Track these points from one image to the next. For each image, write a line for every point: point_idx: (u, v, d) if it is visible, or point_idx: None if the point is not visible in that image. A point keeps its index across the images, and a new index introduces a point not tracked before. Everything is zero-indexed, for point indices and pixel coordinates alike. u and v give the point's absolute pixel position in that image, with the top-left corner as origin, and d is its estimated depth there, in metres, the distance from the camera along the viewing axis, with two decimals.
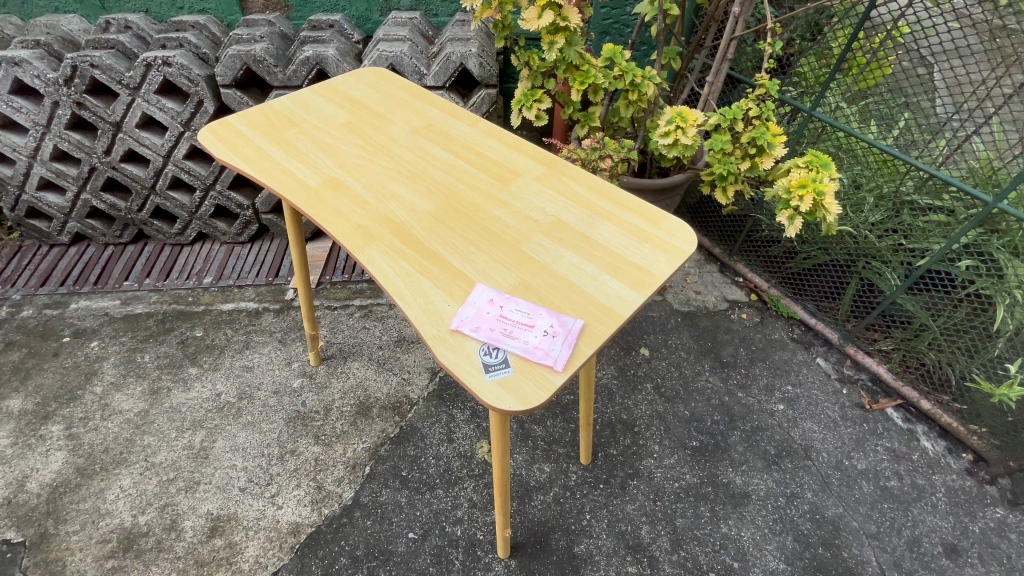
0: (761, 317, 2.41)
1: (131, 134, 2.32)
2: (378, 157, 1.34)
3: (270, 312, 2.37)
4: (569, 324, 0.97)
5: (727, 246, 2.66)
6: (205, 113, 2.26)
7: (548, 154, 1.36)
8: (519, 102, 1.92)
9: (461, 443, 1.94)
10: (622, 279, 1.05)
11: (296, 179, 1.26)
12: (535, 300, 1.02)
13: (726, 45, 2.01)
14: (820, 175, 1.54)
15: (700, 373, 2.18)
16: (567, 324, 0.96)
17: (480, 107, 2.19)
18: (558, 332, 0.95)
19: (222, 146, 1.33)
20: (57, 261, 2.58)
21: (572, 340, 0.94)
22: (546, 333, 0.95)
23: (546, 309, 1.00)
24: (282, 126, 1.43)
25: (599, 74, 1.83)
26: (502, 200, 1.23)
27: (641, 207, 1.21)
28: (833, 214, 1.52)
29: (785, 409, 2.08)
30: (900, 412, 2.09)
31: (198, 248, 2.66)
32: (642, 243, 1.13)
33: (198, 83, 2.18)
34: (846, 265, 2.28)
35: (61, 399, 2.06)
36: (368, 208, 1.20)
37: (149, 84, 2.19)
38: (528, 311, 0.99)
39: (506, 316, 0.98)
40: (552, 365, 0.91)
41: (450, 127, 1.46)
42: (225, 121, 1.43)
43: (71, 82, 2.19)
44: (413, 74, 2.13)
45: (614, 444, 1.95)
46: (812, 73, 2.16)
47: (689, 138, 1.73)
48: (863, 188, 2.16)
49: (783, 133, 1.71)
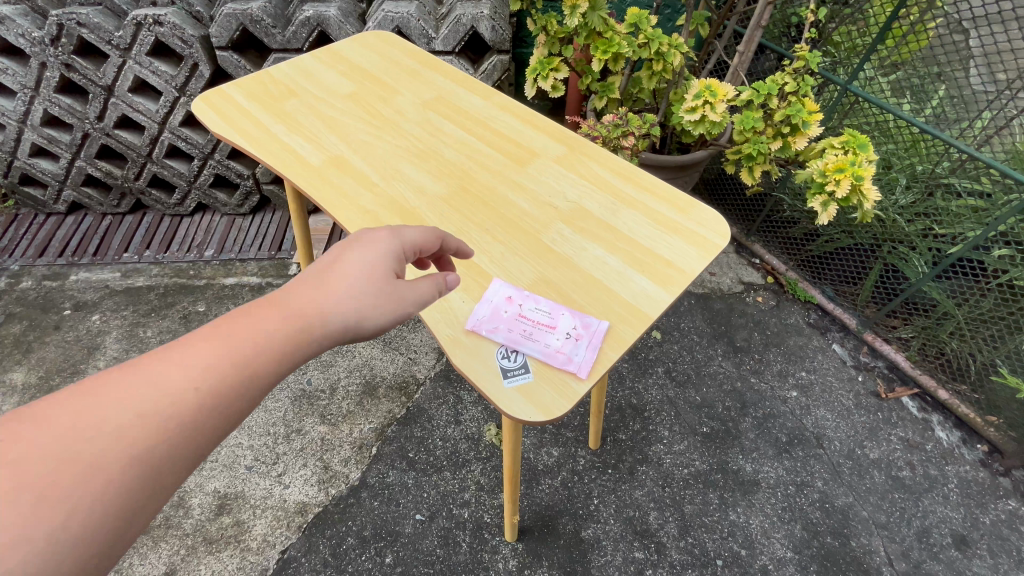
0: (776, 300, 2.34)
1: (124, 99, 2.21)
2: (386, 133, 1.25)
3: (273, 287, 2.32)
4: (595, 326, 0.90)
5: (745, 225, 2.57)
6: (200, 77, 2.15)
7: (568, 132, 1.26)
8: (534, 70, 1.77)
9: (468, 426, 1.92)
10: (649, 275, 0.98)
11: (297, 157, 1.17)
12: (558, 300, 0.95)
13: (760, 13, 1.79)
14: (858, 157, 1.34)
15: (713, 358, 2.14)
16: (591, 325, 0.90)
17: (491, 75, 2.08)
18: (586, 338, 0.88)
19: (217, 117, 1.25)
20: (54, 230, 2.52)
21: (597, 344, 0.88)
22: (568, 335, 0.88)
23: (569, 309, 0.93)
24: (282, 97, 1.33)
25: (623, 42, 1.66)
26: (519, 184, 1.14)
27: (670, 193, 1.13)
28: (871, 202, 1.32)
29: (798, 396, 2.04)
30: (916, 401, 2.05)
31: (198, 219, 2.58)
32: (670, 234, 1.05)
33: (192, 45, 2.05)
34: (871, 250, 2.19)
35: (65, 373, 2.04)
36: (376, 189, 1.12)
37: (139, 45, 2.05)
38: (546, 308, 0.93)
39: (524, 318, 0.91)
40: (575, 372, 0.84)
41: (461, 100, 1.36)
42: (221, 89, 1.34)
43: (58, 42, 2.05)
44: (421, 38, 2.00)
45: (623, 429, 1.93)
46: (848, 42, 2.01)
47: (717, 115, 1.55)
48: (895, 168, 2.04)
49: (821, 111, 1.51)
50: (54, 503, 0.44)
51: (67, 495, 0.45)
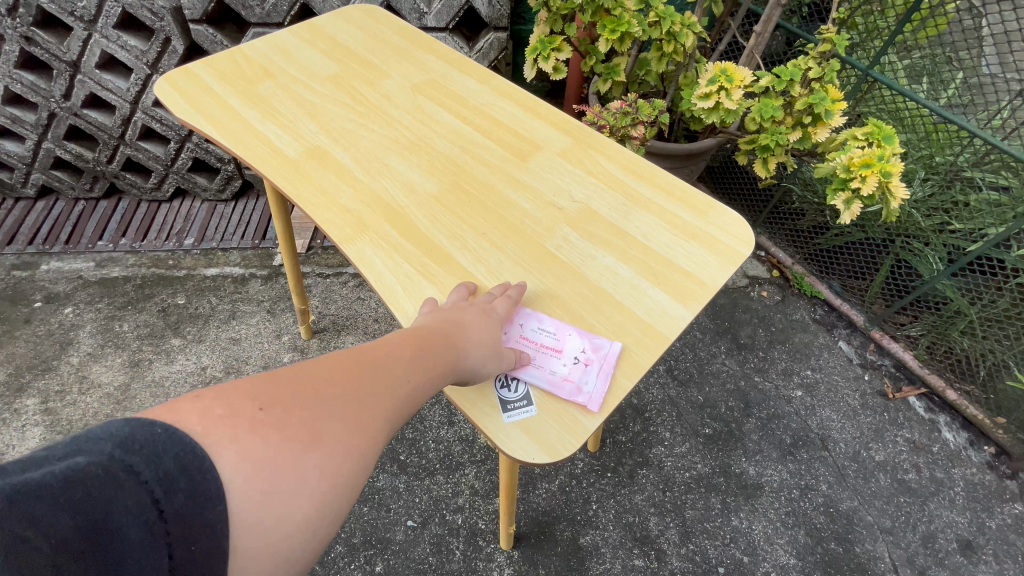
0: (782, 295, 2.26)
1: (92, 76, 2.05)
2: (372, 122, 1.13)
3: (257, 279, 2.21)
4: (606, 350, 0.81)
5: (751, 216, 2.48)
6: (174, 53, 1.99)
7: (573, 121, 1.15)
8: (534, 50, 1.64)
9: (462, 427, 1.84)
10: (664, 288, 0.89)
11: (272, 148, 1.05)
12: (563, 318, 0.85)
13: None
14: (886, 151, 1.23)
15: (716, 356, 2.06)
16: (602, 349, 0.81)
17: (488, 54, 1.94)
18: (598, 362, 0.79)
19: (183, 101, 1.12)
20: (24, 216, 2.38)
21: (609, 371, 0.79)
22: (577, 361, 0.79)
23: (576, 328, 0.83)
24: (256, 78, 1.20)
25: (632, 21, 1.53)
26: (520, 180, 1.04)
27: (687, 193, 1.02)
28: (899, 200, 1.23)
29: (803, 396, 1.98)
30: (923, 401, 1.99)
31: (178, 205, 2.45)
32: (687, 240, 0.95)
33: (163, 18, 1.90)
34: (882, 244, 2.11)
35: (36, 370, 1.93)
36: (361, 186, 1.00)
37: (106, 16, 1.90)
38: (550, 328, 0.83)
39: (527, 340, 0.82)
40: (585, 405, 0.76)
41: (455, 83, 1.24)
42: (188, 69, 1.20)
43: (16, 12, 1.89)
44: (412, 13, 1.85)
45: (623, 430, 1.86)
46: (866, 22, 1.89)
47: (733, 102, 1.44)
48: (910, 158, 1.94)
49: (845, 99, 1.40)
50: (329, 475, 0.54)
51: (341, 469, 0.55)
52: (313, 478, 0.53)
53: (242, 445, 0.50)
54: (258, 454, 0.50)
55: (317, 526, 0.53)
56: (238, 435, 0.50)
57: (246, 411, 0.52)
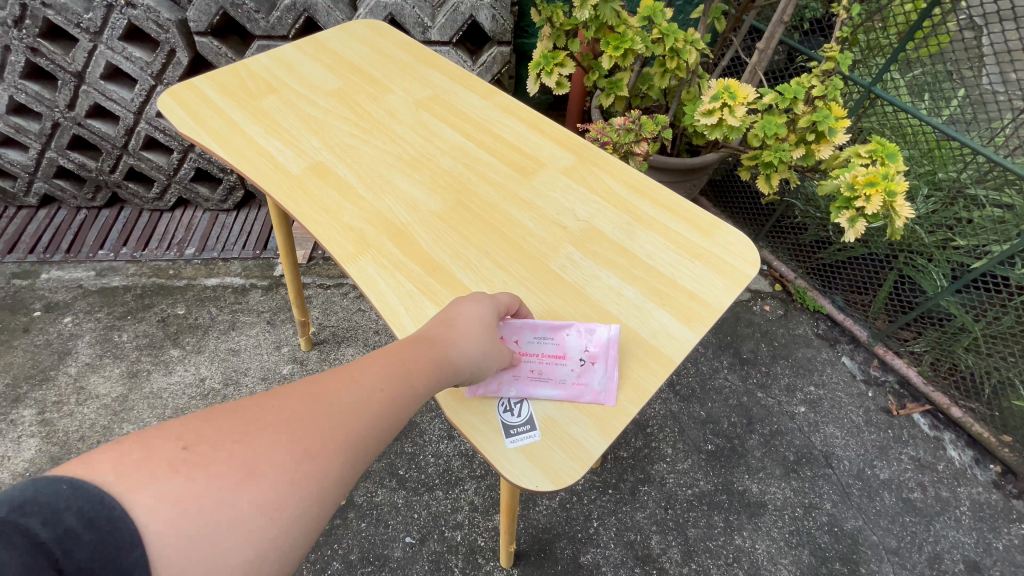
0: (785, 309, 2.25)
1: (96, 87, 2.06)
2: (375, 138, 1.13)
3: (257, 289, 2.20)
4: (605, 338, 0.82)
5: (753, 229, 2.48)
6: (178, 65, 2.00)
7: (577, 139, 1.14)
8: (537, 65, 1.64)
9: (462, 441, 1.82)
10: (669, 310, 0.88)
11: (274, 164, 1.05)
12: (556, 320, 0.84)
13: (783, 7, 1.64)
14: (891, 170, 1.23)
15: (718, 371, 2.05)
16: (603, 339, 0.82)
17: (491, 68, 1.95)
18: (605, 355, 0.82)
19: (185, 116, 1.12)
20: (25, 224, 2.38)
21: (616, 361, 0.81)
22: (583, 360, 0.80)
23: (572, 327, 0.83)
24: (259, 92, 1.20)
25: (635, 38, 1.53)
26: (523, 198, 1.03)
27: (691, 213, 1.02)
28: (904, 219, 1.22)
29: (806, 412, 1.96)
30: (927, 418, 1.97)
31: (179, 215, 2.45)
32: (692, 260, 0.94)
33: (169, 30, 1.91)
34: (885, 260, 2.10)
35: (33, 380, 1.91)
36: (363, 203, 1.00)
37: (112, 28, 1.91)
38: (547, 335, 0.82)
39: (527, 354, 0.81)
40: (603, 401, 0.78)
41: (459, 99, 1.24)
42: (191, 83, 1.21)
43: (22, 23, 1.90)
44: (416, 27, 1.86)
45: (625, 446, 1.84)
46: (869, 38, 1.90)
47: (737, 119, 1.44)
48: (913, 173, 1.94)
49: (849, 117, 1.39)
50: (269, 509, 0.51)
51: (282, 502, 0.52)
52: (249, 514, 0.50)
53: (170, 485, 0.47)
54: (179, 494, 0.48)
55: (263, 564, 0.51)
56: (153, 480, 0.47)
57: (165, 452, 0.49)
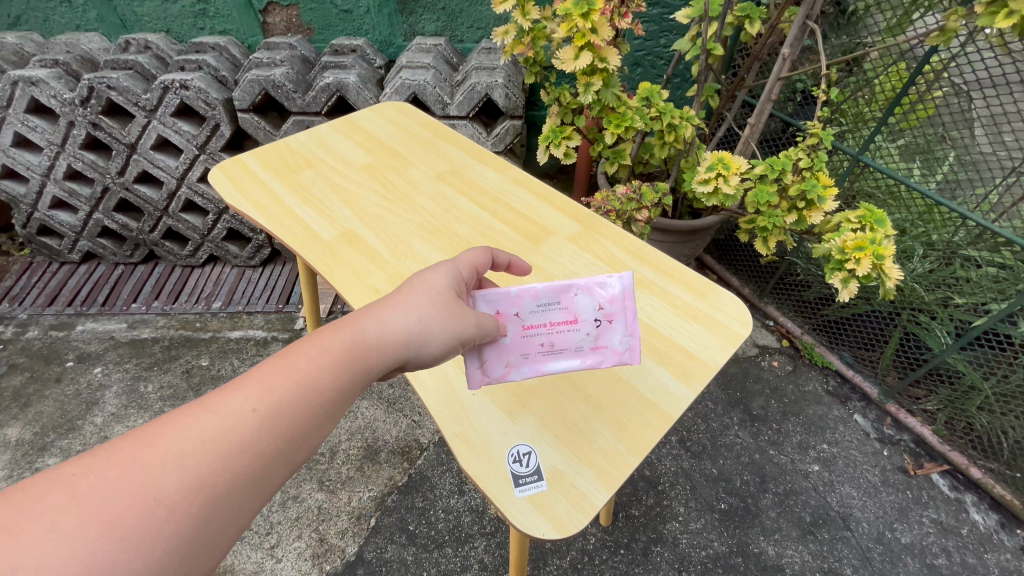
0: (793, 365, 2.28)
1: (146, 156, 2.27)
2: (399, 207, 1.25)
3: (278, 342, 2.29)
4: (617, 295, 0.88)
5: (758, 286, 2.54)
6: (221, 137, 2.21)
7: (582, 209, 1.25)
8: (546, 139, 1.79)
9: (472, 496, 1.82)
10: (668, 368, 0.94)
11: (308, 231, 1.17)
12: (558, 283, 0.87)
13: (770, 86, 1.78)
14: (878, 234, 1.31)
15: (729, 427, 2.05)
16: (615, 297, 0.88)
17: (504, 138, 2.12)
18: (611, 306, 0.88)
19: (232, 188, 1.25)
20: (66, 279, 2.54)
21: (631, 316, 0.89)
22: (600, 321, 0.87)
23: (580, 290, 0.87)
24: (297, 167, 1.34)
25: (635, 116, 1.68)
26: (532, 263, 1.13)
27: (689, 277, 1.10)
28: (894, 280, 1.28)
29: (821, 471, 1.94)
30: (946, 479, 1.93)
31: (209, 271, 2.60)
32: (689, 322, 1.01)
33: (215, 108, 2.12)
34: (888, 316, 2.14)
35: (61, 429, 1.98)
36: (387, 267, 1.10)
37: (165, 106, 2.13)
38: (551, 301, 0.86)
39: (541, 323, 0.86)
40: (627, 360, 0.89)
41: (475, 173, 1.37)
42: (238, 159, 1.36)
43: (87, 102, 2.13)
44: (437, 104, 2.05)
45: (636, 504, 1.82)
46: (855, 110, 2.03)
47: (731, 188, 1.54)
48: (909, 234, 2.01)
49: (837, 185, 1.49)
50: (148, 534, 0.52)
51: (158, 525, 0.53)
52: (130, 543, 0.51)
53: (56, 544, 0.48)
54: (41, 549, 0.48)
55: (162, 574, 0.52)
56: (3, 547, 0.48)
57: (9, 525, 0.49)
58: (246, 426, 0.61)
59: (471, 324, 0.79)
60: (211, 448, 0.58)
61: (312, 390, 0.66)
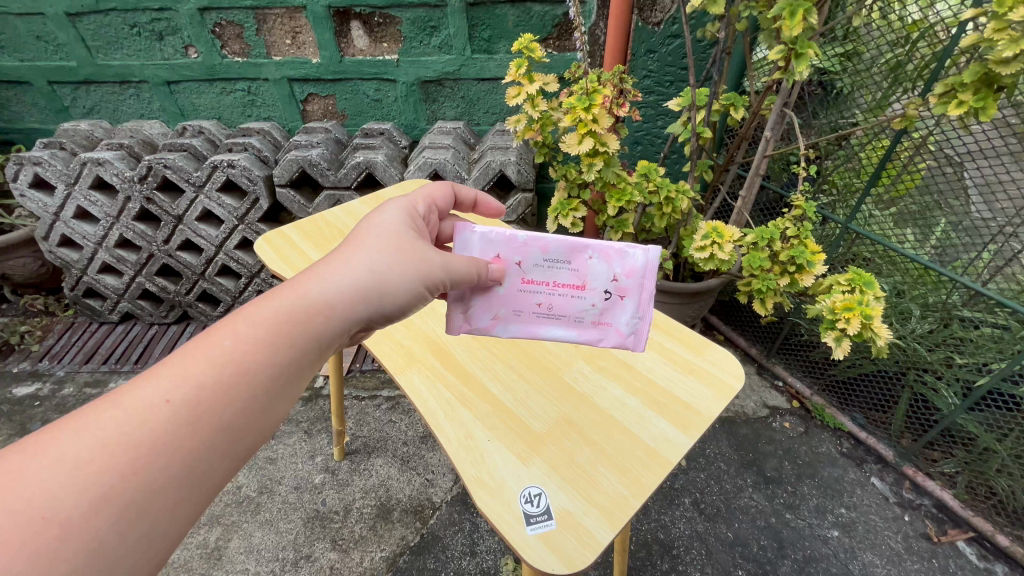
0: (805, 426, 2.29)
1: (190, 226, 2.49)
2: None
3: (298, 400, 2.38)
4: (631, 273, 0.98)
5: (764, 347, 2.60)
6: (259, 209, 2.43)
7: None
8: (555, 210, 1.97)
9: (484, 558, 1.81)
10: (667, 417, 1.01)
11: None
12: (572, 244, 0.97)
13: (758, 162, 1.95)
14: (865, 295, 1.40)
15: (742, 490, 2.03)
16: (627, 273, 0.98)
17: (516, 209, 2.30)
18: (619, 284, 0.98)
19: (275, 255, 1.41)
20: (104, 338, 2.70)
21: (644, 296, 1.00)
22: (611, 293, 0.99)
23: (597, 259, 0.97)
24: (333, 237, 1.51)
25: (635, 191, 1.85)
26: None
27: (685, 335, 1.20)
28: (885, 338, 1.36)
29: (840, 536, 1.89)
30: (973, 547, 1.87)
31: None
32: (687, 376, 1.10)
33: (256, 184, 2.36)
34: (894, 377, 2.17)
35: None
36: (412, 326, 1.23)
37: (212, 183, 2.37)
38: (560, 259, 0.97)
39: (548, 279, 0.98)
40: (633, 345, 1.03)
41: None
42: (281, 230, 1.53)
43: (145, 180, 2.38)
44: (455, 179, 2.27)
45: (650, 569, 1.79)
46: (844, 182, 2.18)
47: (725, 254, 1.67)
48: (907, 296, 2.08)
49: (824, 251, 1.61)
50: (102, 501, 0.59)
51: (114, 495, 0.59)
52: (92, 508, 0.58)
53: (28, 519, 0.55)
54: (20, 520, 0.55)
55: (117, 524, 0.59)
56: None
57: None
58: (158, 417, 0.63)
59: (430, 264, 0.88)
60: (142, 437, 0.62)
61: (239, 371, 0.70)
